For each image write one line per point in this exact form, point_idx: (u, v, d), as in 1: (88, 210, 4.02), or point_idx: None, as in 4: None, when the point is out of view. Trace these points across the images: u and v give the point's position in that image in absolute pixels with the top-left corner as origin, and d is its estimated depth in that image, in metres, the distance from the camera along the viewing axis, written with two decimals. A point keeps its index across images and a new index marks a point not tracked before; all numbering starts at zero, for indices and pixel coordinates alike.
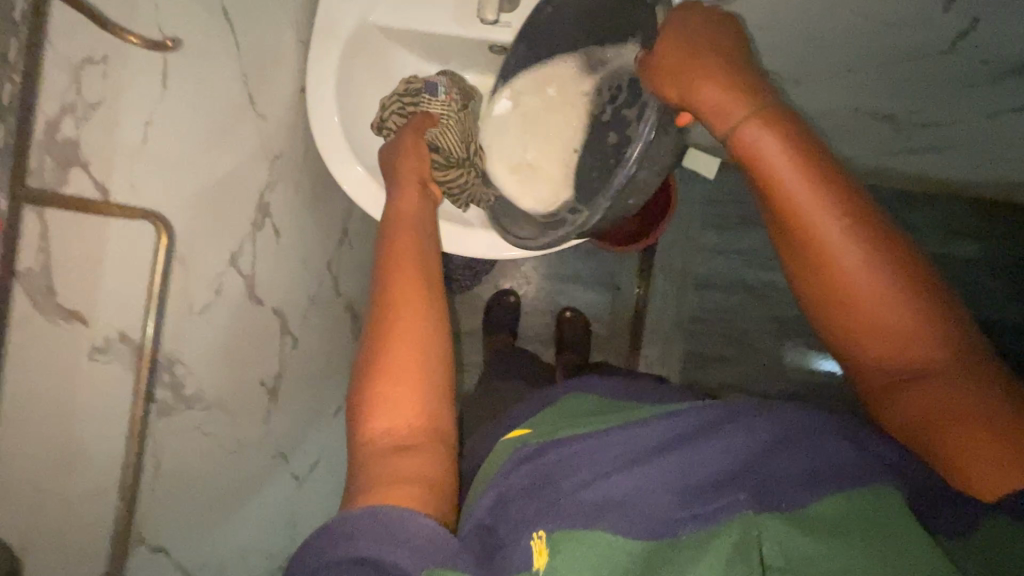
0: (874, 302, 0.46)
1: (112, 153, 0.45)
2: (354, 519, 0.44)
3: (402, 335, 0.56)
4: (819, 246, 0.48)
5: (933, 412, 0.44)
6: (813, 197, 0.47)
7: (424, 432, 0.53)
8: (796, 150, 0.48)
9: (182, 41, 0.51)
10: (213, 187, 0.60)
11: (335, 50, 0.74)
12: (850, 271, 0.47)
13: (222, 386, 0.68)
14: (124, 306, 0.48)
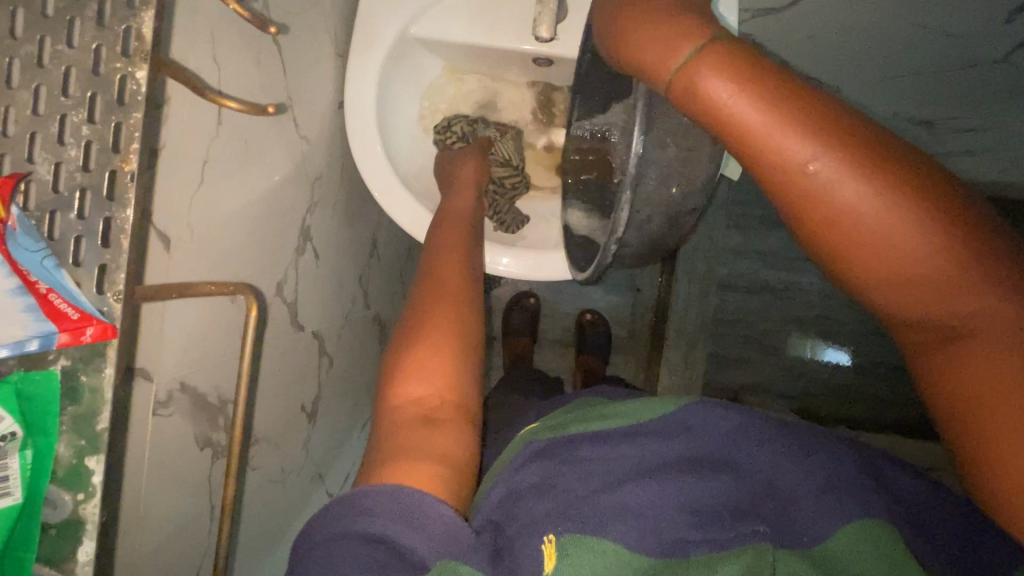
0: (881, 247, 0.32)
1: (174, 198, 0.43)
2: (372, 493, 0.41)
3: (440, 307, 0.54)
4: (795, 193, 0.34)
5: (972, 393, 0.32)
6: (784, 134, 0.34)
7: (453, 405, 0.50)
8: (746, 72, 0.35)
9: (233, 70, 0.48)
10: (262, 215, 0.57)
11: (375, 64, 0.70)
12: (844, 213, 0.33)
13: (267, 416, 0.66)
14: (187, 356, 0.46)
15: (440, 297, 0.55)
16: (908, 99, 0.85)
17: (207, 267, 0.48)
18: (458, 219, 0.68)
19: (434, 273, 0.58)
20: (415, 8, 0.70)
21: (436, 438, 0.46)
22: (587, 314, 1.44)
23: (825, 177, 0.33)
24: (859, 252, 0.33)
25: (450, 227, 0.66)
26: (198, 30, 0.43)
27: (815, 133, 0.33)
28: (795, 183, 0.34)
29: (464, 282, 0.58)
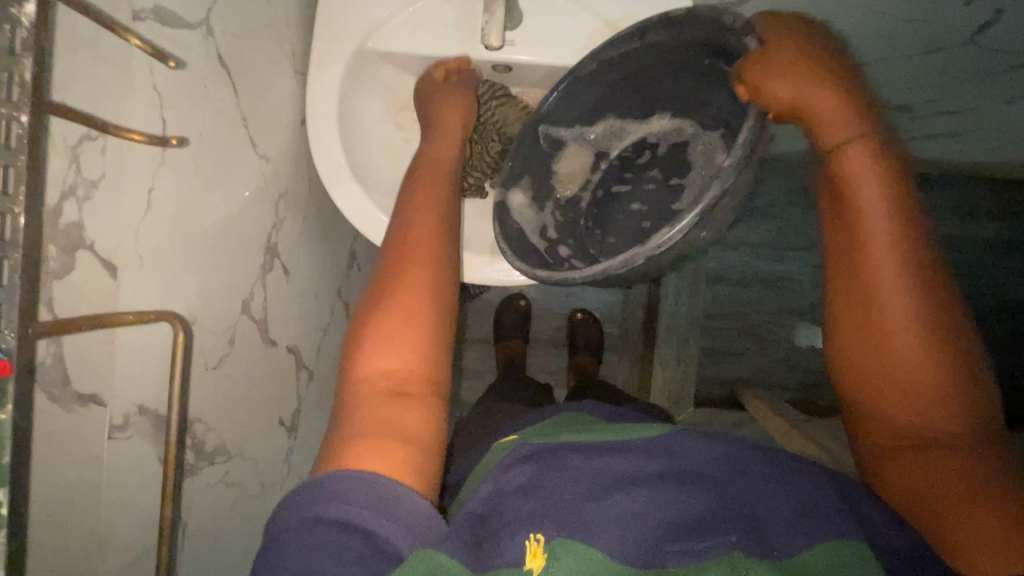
0: (913, 346, 0.46)
1: (121, 229, 0.44)
2: (346, 478, 0.40)
3: (415, 276, 0.52)
4: (874, 274, 0.48)
5: (929, 478, 0.44)
6: (886, 240, 0.47)
7: (421, 378, 0.48)
8: (892, 190, 0.48)
9: (173, 98, 0.49)
10: (220, 236, 0.58)
11: (334, 78, 0.71)
12: (897, 315, 0.47)
13: (241, 432, 0.66)
14: (144, 376, 0.47)
15: (416, 265, 0.52)
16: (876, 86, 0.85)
17: (162, 292, 0.50)
18: (441, 170, 0.64)
19: (403, 253, 0.54)
20: (370, 22, 0.70)
21: (405, 415, 0.45)
22: (576, 313, 1.44)
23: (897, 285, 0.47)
24: (894, 342, 0.47)
25: (427, 187, 0.61)
26: (134, 61, 0.44)
27: (909, 254, 0.47)
28: (875, 274, 0.48)
29: (440, 247, 0.55)
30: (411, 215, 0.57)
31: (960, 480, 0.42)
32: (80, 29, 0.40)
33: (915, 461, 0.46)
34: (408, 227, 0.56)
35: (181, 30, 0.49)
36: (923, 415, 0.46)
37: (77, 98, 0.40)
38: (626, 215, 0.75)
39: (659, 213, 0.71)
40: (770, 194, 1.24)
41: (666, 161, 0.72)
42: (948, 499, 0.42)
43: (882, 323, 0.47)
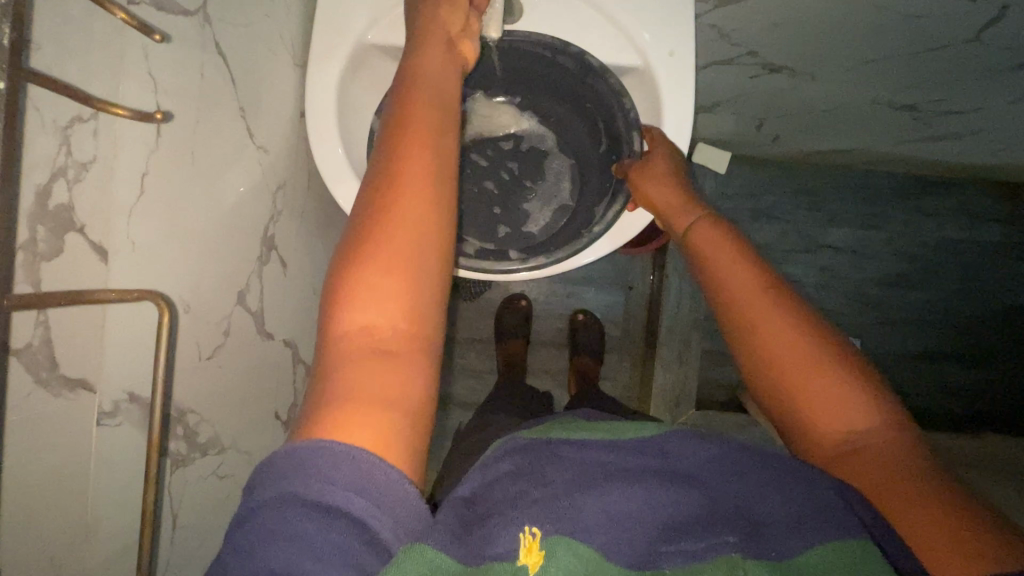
0: (798, 363, 0.51)
1: (109, 211, 0.43)
2: (330, 456, 0.38)
3: (404, 214, 0.45)
4: (740, 310, 0.55)
5: (878, 486, 0.44)
6: (742, 279, 0.57)
7: (405, 334, 0.44)
8: (733, 244, 0.60)
9: (164, 80, 0.48)
10: (216, 224, 0.58)
11: (333, 70, 0.71)
12: (773, 338, 0.53)
13: (234, 425, 0.66)
14: (132, 363, 0.47)
15: (409, 203, 0.45)
16: (883, 79, 0.91)
17: (157, 280, 0.49)
18: (438, 87, 0.51)
19: (393, 182, 0.46)
20: (371, 15, 0.70)
21: (388, 377, 0.42)
22: (578, 314, 1.43)
23: (760, 312, 0.54)
24: (782, 363, 0.52)
25: (420, 104, 0.49)
26: (126, 44, 0.44)
27: (762, 287, 0.55)
28: (745, 308, 0.55)
29: (437, 180, 0.47)
30: (402, 141, 0.47)
31: (900, 478, 0.44)
32: (72, 7, 0.39)
33: (857, 469, 0.46)
34: (398, 155, 0.47)
35: (176, 14, 0.49)
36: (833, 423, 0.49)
37: (68, 78, 0.40)
38: (478, 190, 0.80)
39: (506, 202, 0.80)
40: (772, 195, 1.28)
41: (524, 163, 0.81)
42: (899, 496, 0.43)
43: (766, 349, 0.53)
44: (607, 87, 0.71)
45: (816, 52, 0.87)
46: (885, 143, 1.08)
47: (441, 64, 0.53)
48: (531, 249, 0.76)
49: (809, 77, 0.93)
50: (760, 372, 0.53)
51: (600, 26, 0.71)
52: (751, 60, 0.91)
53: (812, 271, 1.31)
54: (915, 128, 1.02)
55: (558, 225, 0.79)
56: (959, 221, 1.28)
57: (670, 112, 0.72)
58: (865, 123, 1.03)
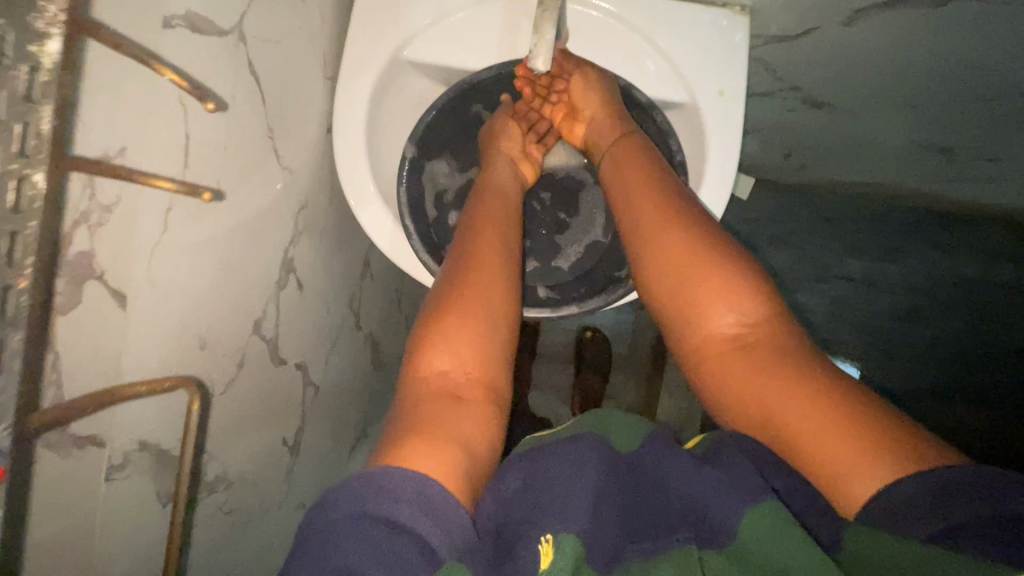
0: (698, 290, 0.55)
1: (131, 253, 0.40)
2: (396, 476, 0.42)
3: (479, 285, 0.57)
4: (645, 241, 0.59)
5: (775, 410, 0.48)
6: (650, 211, 0.59)
7: (476, 383, 0.53)
8: (650, 176, 0.62)
9: (195, 107, 0.44)
10: (237, 251, 0.54)
11: (365, 86, 0.67)
12: (676, 269, 0.56)
13: (244, 457, 0.63)
14: (148, 411, 0.44)
15: (484, 275, 0.58)
16: (925, 121, 0.87)
17: (176, 321, 0.46)
18: (500, 197, 0.66)
19: (472, 260, 0.59)
20: (407, 29, 0.66)
21: (461, 420, 0.50)
22: (587, 330, 1.39)
23: (664, 241, 0.57)
24: (686, 293, 0.56)
25: (490, 202, 0.65)
26: (161, 81, 0.40)
27: (664, 215, 0.58)
28: (649, 238, 0.58)
29: (503, 263, 0.60)
30: (479, 231, 0.61)
31: (795, 401, 0.47)
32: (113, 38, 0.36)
33: (757, 389, 0.50)
34: (476, 239, 0.61)
35: (213, 39, 0.45)
36: (727, 341, 0.54)
37: (100, 117, 0.37)
38: None
39: (537, 235, 0.75)
40: (793, 225, 1.24)
41: (558, 193, 0.76)
42: (797, 416, 0.47)
43: (675, 279, 0.56)
44: (652, 128, 0.70)
45: (861, 92, 0.83)
46: (919, 181, 1.04)
47: (507, 177, 0.69)
48: (564, 287, 0.74)
49: (850, 115, 0.89)
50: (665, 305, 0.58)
51: (649, 61, 0.68)
52: (793, 95, 0.87)
53: (823, 300, 1.26)
54: (948, 170, 0.99)
55: (592, 261, 0.74)
56: (980, 259, 1.20)
57: (713, 157, 0.68)
58: (901, 163, 1.00)
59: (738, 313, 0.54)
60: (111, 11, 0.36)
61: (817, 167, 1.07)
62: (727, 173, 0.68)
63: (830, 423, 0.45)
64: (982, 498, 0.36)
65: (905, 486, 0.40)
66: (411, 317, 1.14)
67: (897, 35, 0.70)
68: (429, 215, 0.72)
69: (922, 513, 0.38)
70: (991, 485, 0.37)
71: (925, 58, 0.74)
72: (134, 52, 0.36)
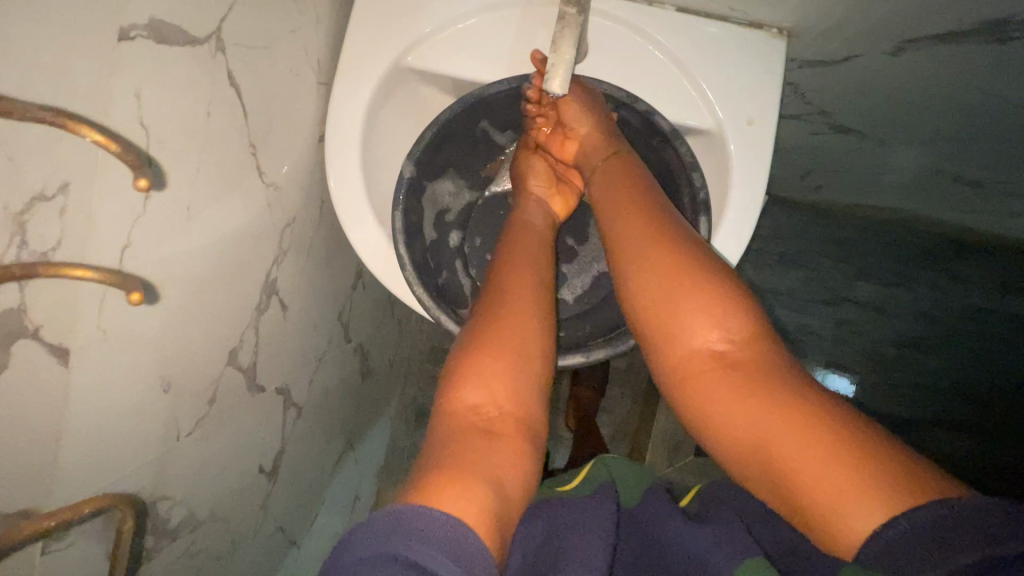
0: (674, 292, 0.48)
1: (76, 304, 0.35)
2: (427, 517, 0.37)
3: (513, 316, 0.51)
4: (621, 237, 0.53)
5: (761, 436, 0.43)
6: (627, 209, 0.54)
7: (512, 420, 0.48)
8: (629, 178, 0.58)
9: (159, 128, 0.39)
10: (211, 279, 0.49)
11: (363, 95, 0.61)
12: (651, 268, 0.50)
13: (213, 494, 0.59)
14: (92, 454, 0.41)
15: (514, 306, 0.52)
16: (957, 155, 0.82)
17: (130, 363, 0.41)
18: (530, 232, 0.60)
19: (506, 288, 0.53)
20: (412, 36, 0.60)
21: (496, 460, 0.44)
22: None
23: (637, 237, 0.52)
24: (659, 295, 0.49)
25: (523, 235, 0.60)
26: (117, 104, 0.35)
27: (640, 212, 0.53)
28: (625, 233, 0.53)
29: (536, 295, 0.54)
30: (507, 261, 0.56)
31: (782, 428, 0.42)
32: (39, 67, 0.30)
33: (740, 411, 0.44)
34: (508, 267, 0.56)
35: (182, 47, 0.39)
36: (705, 354, 0.47)
37: (28, 162, 0.30)
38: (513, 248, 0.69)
39: None
40: (802, 241, 1.13)
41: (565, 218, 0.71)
42: (784, 445, 0.41)
43: (649, 279, 0.49)
44: (671, 155, 0.64)
45: (894, 124, 0.78)
46: (944, 211, 0.99)
47: (538, 213, 0.63)
48: (567, 323, 0.68)
49: (878, 144, 0.84)
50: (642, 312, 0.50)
51: (675, 81, 0.62)
52: (822, 120, 0.81)
53: (828, 324, 1.13)
54: (971, 203, 0.94)
55: (599, 295, 0.69)
56: (990, 292, 1.08)
57: (736, 193, 0.63)
58: (926, 194, 0.95)
59: (725, 325, 0.47)
60: (29, 29, 0.29)
61: (835, 190, 1.02)
62: (751, 212, 0.63)
63: (823, 454, 0.39)
64: (978, 535, 0.32)
65: (901, 525, 0.35)
66: (406, 324, 1.08)
67: (941, 69, 0.65)
68: (427, 237, 0.68)
69: (921, 555, 0.34)
70: (994, 522, 0.32)
71: (965, 95, 0.69)
72: (31, 112, 0.29)
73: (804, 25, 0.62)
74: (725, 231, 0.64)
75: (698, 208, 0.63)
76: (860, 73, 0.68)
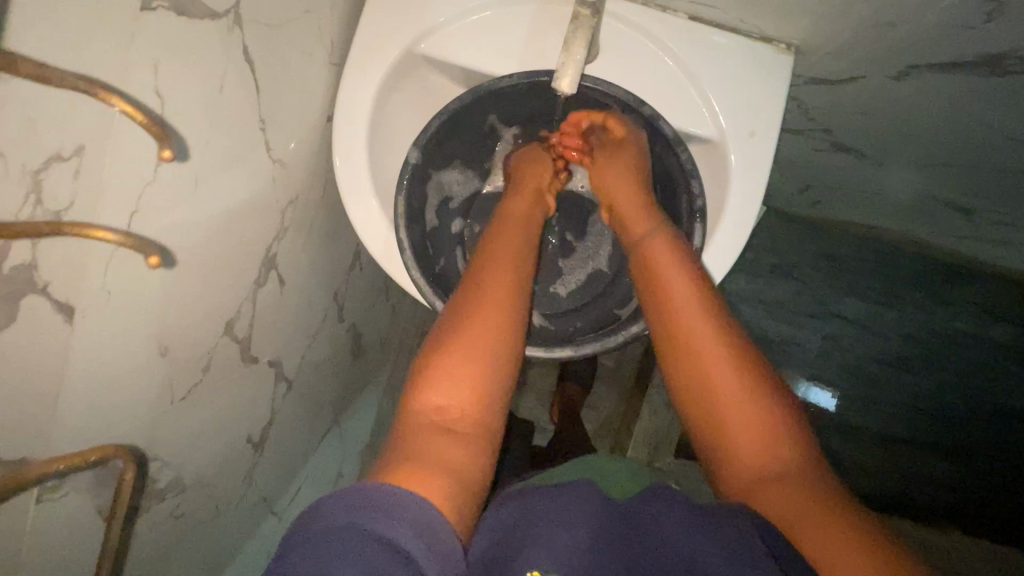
0: (714, 353, 0.50)
1: (80, 267, 0.36)
2: (393, 496, 0.39)
3: (481, 322, 0.52)
4: (655, 289, 0.54)
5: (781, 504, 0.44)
6: (666, 263, 0.54)
7: (474, 420, 0.49)
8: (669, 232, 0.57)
9: (175, 97, 0.40)
10: (215, 249, 0.50)
11: (373, 78, 0.61)
12: (687, 325, 0.51)
13: (203, 460, 0.61)
14: (88, 413, 0.42)
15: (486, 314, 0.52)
16: (951, 182, 0.84)
17: (128, 328, 0.42)
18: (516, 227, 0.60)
19: (477, 296, 0.53)
20: (427, 23, 0.60)
21: (451, 453, 0.46)
22: None
23: (668, 292, 0.53)
24: (696, 358, 0.51)
25: (508, 228, 0.60)
26: (135, 71, 0.36)
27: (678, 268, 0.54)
28: (660, 288, 0.54)
29: (513, 295, 0.54)
30: (487, 267, 0.56)
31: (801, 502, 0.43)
32: (64, 29, 0.31)
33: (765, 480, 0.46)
34: (484, 267, 0.55)
35: (201, 20, 0.40)
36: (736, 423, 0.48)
37: (48, 123, 0.31)
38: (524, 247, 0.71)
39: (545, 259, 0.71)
40: (797, 255, 1.14)
41: (566, 212, 0.71)
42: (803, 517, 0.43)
43: (686, 341, 0.51)
44: (672, 162, 0.66)
45: (892, 146, 0.80)
46: (935, 235, 1.01)
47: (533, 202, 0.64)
48: (559, 319, 0.70)
49: (874, 164, 0.85)
50: (678, 352, 0.52)
51: (681, 88, 0.63)
52: (823, 136, 0.82)
53: (816, 339, 1.14)
54: (963, 228, 0.95)
55: (592, 293, 0.70)
56: (974, 318, 1.10)
57: (732, 204, 0.64)
58: (919, 217, 0.96)
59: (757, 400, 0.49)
60: None
61: (831, 206, 1.04)
62: (744, 223, 0.65)
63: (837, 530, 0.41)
64: None
65: None
66: (400, 307, 1.09)
67: (940, 98, 0.66)
68: (428, 223, 0.69)
69: None
70: None
71: (963, 125, 0.71)
72: (67, 80, 0.30)
73: (811, 44, 0.63)
74: (720, 239, 0.65)
75: (694, 216, 0.64)
76: (863, 93, 0.69)
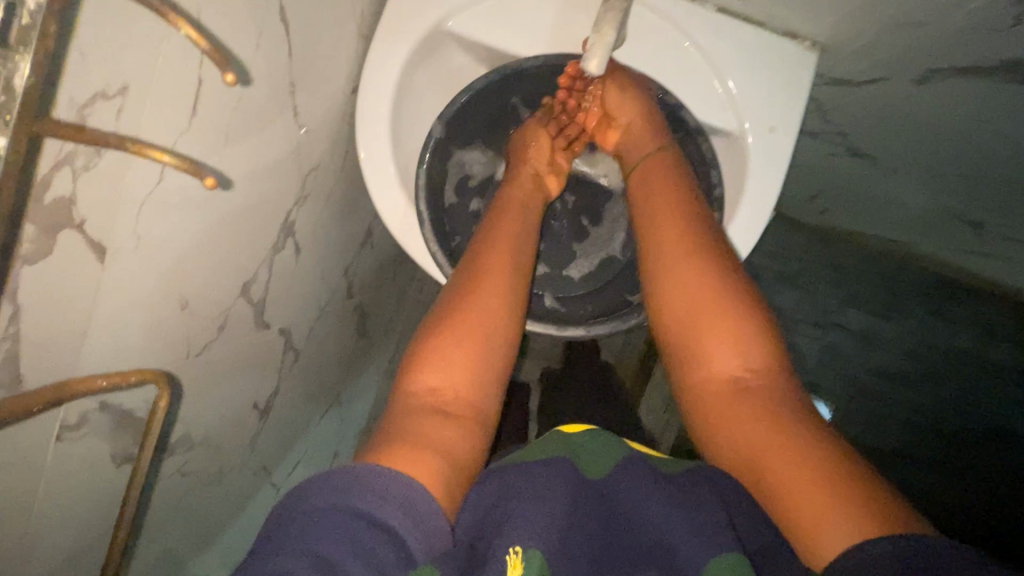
0: (705, 304, 0.53)
1: (116, 204, 0.36)
2: (386, 477, 0.39)
3: (476, 304, 0.54)
4: (655, 246, 0.58)
5: (757, 447, 0.46)
6: (666, 222, 0.58)
7: (468, 404, 0.50)
8: (672, 192, 0.60)
9: (221, 44, 0.41)
10: (239, 206, 0.50)
11: (401, 51, 0.61)
12: (680, 279, 0.55)
13: (211, 421, 0.61)
14: (110, 354, 0.42)
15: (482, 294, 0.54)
16: (963, 195, 0.84)
17: (153, 272, 0.42)
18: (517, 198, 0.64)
19: (477, 260, 0.57)
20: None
21: (444, 433, 0.47)
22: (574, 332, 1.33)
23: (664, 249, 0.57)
24: (689, 311, 0.54)
25: (511, 196, 0.64)
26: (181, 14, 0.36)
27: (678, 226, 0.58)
28: (658, 245, 0.58)
29: (513, 265, 0.58)
30: (490, 249, 0.58)
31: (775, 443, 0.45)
32: None
33: (742, 423, 0.48)
34: (485, 238, 0.59)
35: None
36: (725, 374, 0.51)
37: (99, 57, 0.32)
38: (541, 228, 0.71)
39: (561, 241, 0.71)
40: (805, 261, 1.15)
41: (582, 197, 0.73)
42: (775, 458, 0.44)
43: (680, 295, 0.55)
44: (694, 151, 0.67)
45: (907, 154, 0.80)
46: (942, 250, 1.01)
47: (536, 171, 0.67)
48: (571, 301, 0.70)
49: (888, 171, 0.86)
50: (675, 306, 0.55)
51: (706, 79, 0.63)
52: (839, 140, 0.83)
53: (817, 346, 1.15)
54: (970, 244, 0.95)
55: (604, 278, 0.71)
56: (976, 334, 1.10)
57: (749, 197, 0.65)
58: (927, 229, 0.97)
59: (743, 353, 0.51)
60: None
61: (841, 214, 1.04)
62: (760, 216, 0.65)
63: (807, 469, 0.42)
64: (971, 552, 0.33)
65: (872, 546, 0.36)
66: (407, 290, 1.10)
67: (960, 106, 0.67)
68: (446, 199, 0.69)
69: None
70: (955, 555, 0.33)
71: (980, 136, 0.71)
72: None
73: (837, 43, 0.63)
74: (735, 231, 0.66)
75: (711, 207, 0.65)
76: (884, 97, 0.70)
